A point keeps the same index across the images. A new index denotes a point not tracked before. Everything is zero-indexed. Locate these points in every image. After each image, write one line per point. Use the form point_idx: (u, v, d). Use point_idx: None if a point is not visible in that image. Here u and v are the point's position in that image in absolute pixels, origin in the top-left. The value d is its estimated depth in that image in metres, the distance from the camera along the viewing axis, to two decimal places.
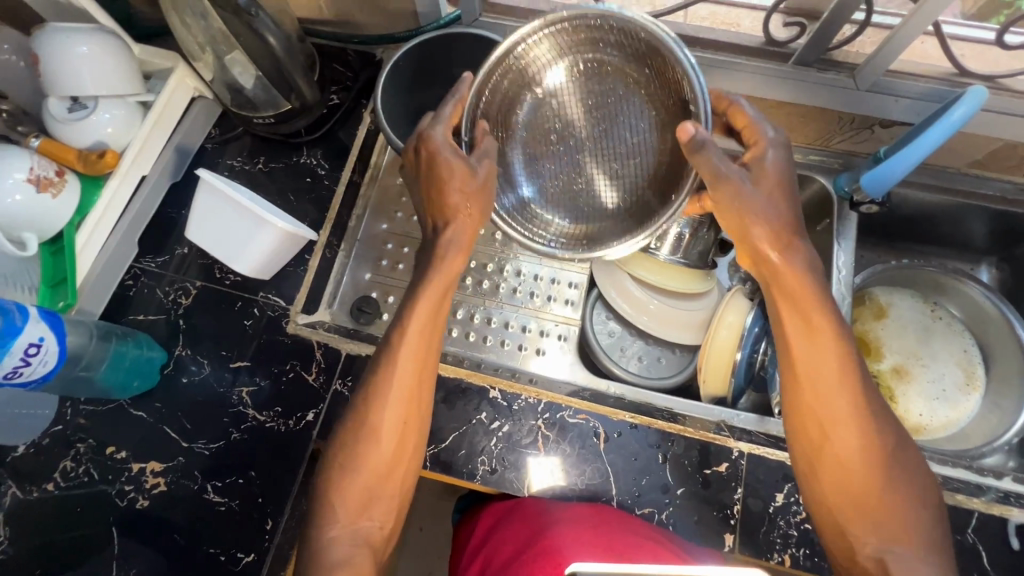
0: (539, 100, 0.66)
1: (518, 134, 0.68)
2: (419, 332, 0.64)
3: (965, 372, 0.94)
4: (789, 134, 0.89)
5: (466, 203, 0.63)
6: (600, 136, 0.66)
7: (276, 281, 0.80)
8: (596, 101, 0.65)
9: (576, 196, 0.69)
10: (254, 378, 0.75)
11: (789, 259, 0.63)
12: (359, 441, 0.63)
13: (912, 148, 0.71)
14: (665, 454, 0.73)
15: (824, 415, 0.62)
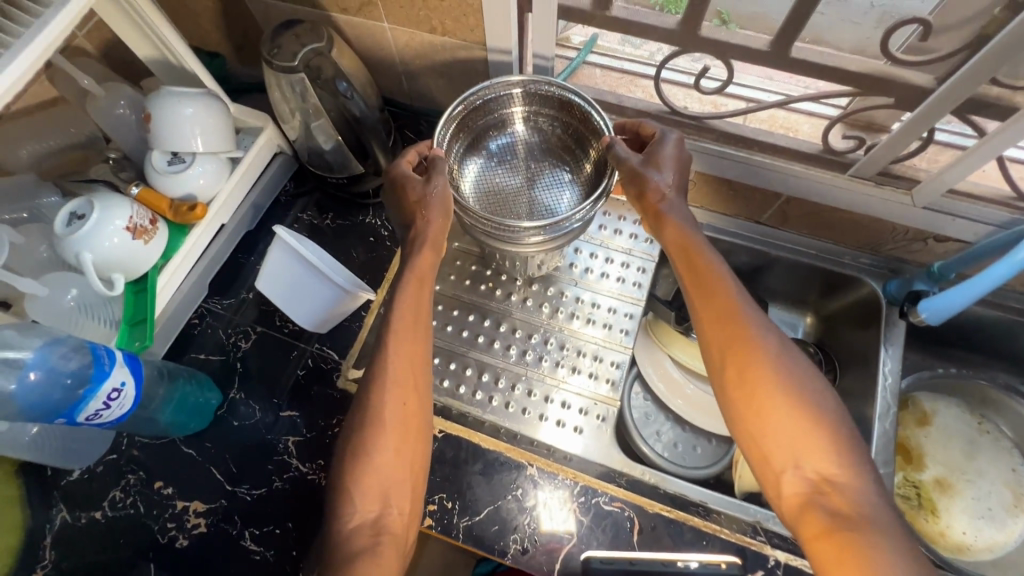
0: (500, 135, 0.76)
1: (475, 157, 0.76)
2: (407, 321, 0.68)
3: (1013, 493, 0.91)
4: (839, 237, 0.90)
5: (427, 213, 0.70)
6: (540, 175, 0.75)
7: (331, 335, 0.83)
8: (542, 148, 0.76)
9: (508, 207, 0.74)
10: (301, 428, 0.77)
11: (681, 217, 0.71)
12: (367, 436, 0.64)
13: (971, 284, 0.72)
14: (699, 554, 0.72)
15: (733, 352, 0.65)
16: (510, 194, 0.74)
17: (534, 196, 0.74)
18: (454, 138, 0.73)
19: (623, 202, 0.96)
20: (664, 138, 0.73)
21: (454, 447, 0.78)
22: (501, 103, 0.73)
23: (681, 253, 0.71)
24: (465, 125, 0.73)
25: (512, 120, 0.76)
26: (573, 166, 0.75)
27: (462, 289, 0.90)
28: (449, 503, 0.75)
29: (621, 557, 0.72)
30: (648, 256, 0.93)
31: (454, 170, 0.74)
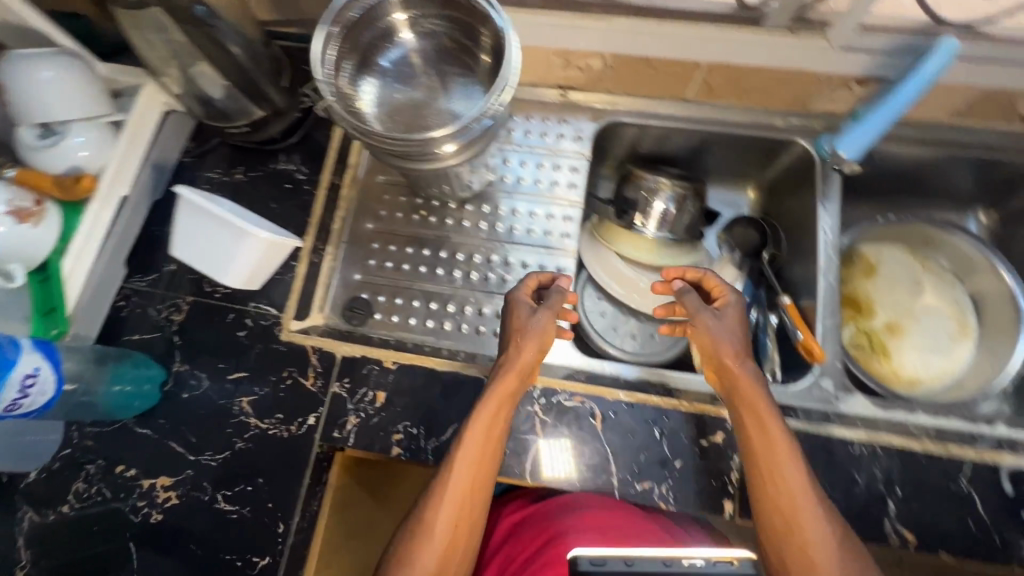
0: (390, 48, 0.70)
1: (370, 75, 0.70)
2: (479, 447, 0.65)
3: (957, 322, 0.96)
4: (766, 99, 0.88)
5: (519, 348, 0.69)
6: (440, 82, 0.71)
7: (266, 290, 0.80)
8: (435, 56, 0.71)
9: (415, 119, 0.69)
10: (253, 388, 0.76)
11: (752, 376, 0.67)
12: (410, 546, 0.62)
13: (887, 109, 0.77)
14: (661, 429, 0.74)
15: (785, 519, 0.62)
16: (415, 111, 0.70)
17: (439, 107, 0.70)
18: (341, 62, 0.67)
19: (546, 105, 0.92)
20: (731, 304, 0.73)
21: (411, 376, 0.75)
22: (382, 10, 0.67)
23: (741, 400, 0.67)
24: (347, 46, 0.68)
25: (401, 33, 0.70)
26: (472, 62, 0.71)
27: (396, 223, 0.89)
28: (414, 430, 0.73)
29: (614, 554, 0.44)
30: (579, 155, 0.90)
31: (348, 92, 0.67)
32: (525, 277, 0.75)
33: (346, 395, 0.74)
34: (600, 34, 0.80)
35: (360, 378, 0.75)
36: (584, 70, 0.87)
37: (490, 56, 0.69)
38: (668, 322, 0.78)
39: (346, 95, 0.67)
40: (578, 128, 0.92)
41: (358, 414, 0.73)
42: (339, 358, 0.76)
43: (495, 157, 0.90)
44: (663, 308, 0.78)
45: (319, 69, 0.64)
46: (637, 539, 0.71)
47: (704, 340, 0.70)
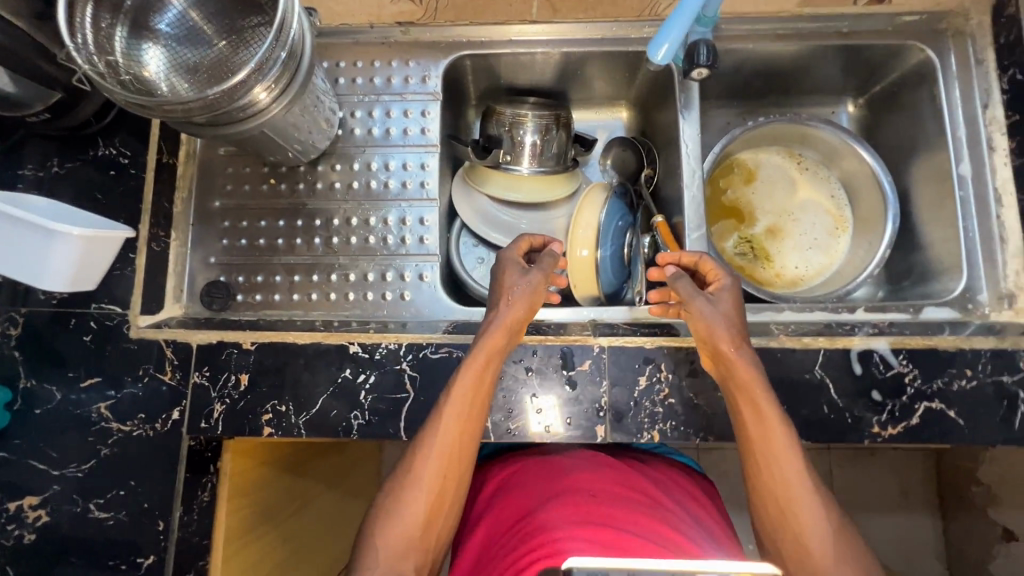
0: (162, 10, 0.62)
1: (148, 43, 0.61)
2: (467, 400, 0.63)
3: (833, 217, 0.98)
4: (613, 11, 0.84)
5: (513, 305, 0.66)
6: (228, 28, 0.63)
7: (106, 288, 0.74)
8: (214, 4, 0.63)
9: (215, 74, 0.63)
10: (108, 392, 0.72)
11: (747, 361, 0.63)
12: (401, 490, 0.61)
13: (679, 11, 0.67)
14: (530, 366, 0.71)
15: (781, 497, 0.59)
16: (216, 70, 0.63)
17: (242, 58, 0.63)
18: (102, 37, 0.59)
19: (388, 48, 0.86)
20: (726, 288, 0.68)
21: (271, 353, 0.72)
22: None
23: (736, 386, 0.63)
24: (102, 17, 0.59)
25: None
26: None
27: (245, 197, 0.83)
28: (282, 407, 0.71)
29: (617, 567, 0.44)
30: (430, 96, 0.85)
31: (129, 69, 0.60)
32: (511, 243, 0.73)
33: (207, 383, 0.71)
34: None
35: (220, 364, 0.72)
36: (414, 0, 0.83)
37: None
38: (660, 305, 0.73)
39: (127, 72, 0.59)
40: (426, 68, 0.85)
41: (223, 401, 0.71)
42: (194, 348, 0.72)
43: (341, 111, 0.84)
44: (659, 292, 0.74)
45: (76, 49, 0.56)
46: (633, 523, 0.57)
47: (699, 326, 0.65)
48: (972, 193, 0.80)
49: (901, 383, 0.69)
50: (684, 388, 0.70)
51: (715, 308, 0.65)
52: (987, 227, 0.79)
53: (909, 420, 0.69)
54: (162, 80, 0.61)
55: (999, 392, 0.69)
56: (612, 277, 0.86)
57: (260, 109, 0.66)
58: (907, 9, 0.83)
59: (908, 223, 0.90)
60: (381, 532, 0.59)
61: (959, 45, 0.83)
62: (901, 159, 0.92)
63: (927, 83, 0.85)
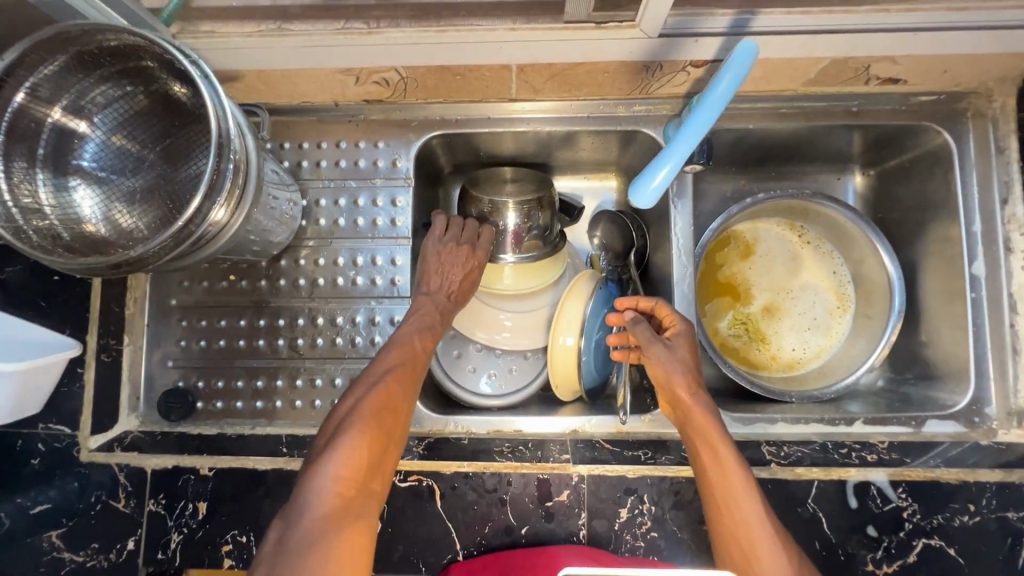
0: (83, 146, 0.55)
1: (78, 186, 0.54)
2: (433, 338, 0.70)
3: (835, 294, 0.92)
4: (598, 92, 0.74)
5: (470, 266, 0.75)
6: (162, 147, 0.57)
7: (53, 407, 0.70)
8: (136, 123, 0.56)
9: (164, 200, 0.56)
10: (60, 519, 0.68)
11: (707, 408, 0.63)
12: (349, 424, 0.56)
13: (683, 133, 0.58)
14: (505, 496, 0.67)
15: (745, 546, 0.56)
16: (164, 194, 0.57)
17: (187, 174, 0.57)
18: (23, 194, 0.51)
19: (356, 127, 0.79)
20: (683, 333, 0.68)
21: (231, 480, 0.68)
22: (35, 114, 0.52)
23: (695, 432, 0.62)
24: (13, 171, 0.51)
25: (69, 124, 0.54)
26: (179, 107, 0.56)
27: (204, 293, 0.78)
28: (242, 539, 0.67)
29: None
30: (402, 182, 0.79)
31: (64, 219, 0.53)
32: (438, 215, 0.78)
33: (163, 512, 0.68)
34: (378, 49, 0.65)
35: (176, 492, 0.68)
36: (382, 84, 0.72)
37: (183, 85, 0.55)
38: (622, 351, 0.74)
39: (64, 226, 0.53)
40: (396, 151, 0.79)
41: (181, 531, 0.67)
42: (149, 474, 0.68)
43: (305, 199, 0.78)
44: (618, 335, 0.74)
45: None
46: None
47: (657, 372, 0.66)
48: (984, 294, 0.75)
49: (898, 517, 0.65)
50: (667, 521, 0.66)
51: (672, 350, 0.66)
52: (998, 334, 0.74)
53: (906, 558, 0.65)
54: (106, 223, 0.54)
55: (1002, 528, 0.65)
56: (594, 369, 0.79)
57: (221, 227, 0.58)
58: (923, 89, 0.76)
59: (913, 313, 0.84)
60: (358, 429, 0.55)
61: (978, 129, 0.76)
62: (907, 241, 0.86)
63: (941, 168, 0.78)
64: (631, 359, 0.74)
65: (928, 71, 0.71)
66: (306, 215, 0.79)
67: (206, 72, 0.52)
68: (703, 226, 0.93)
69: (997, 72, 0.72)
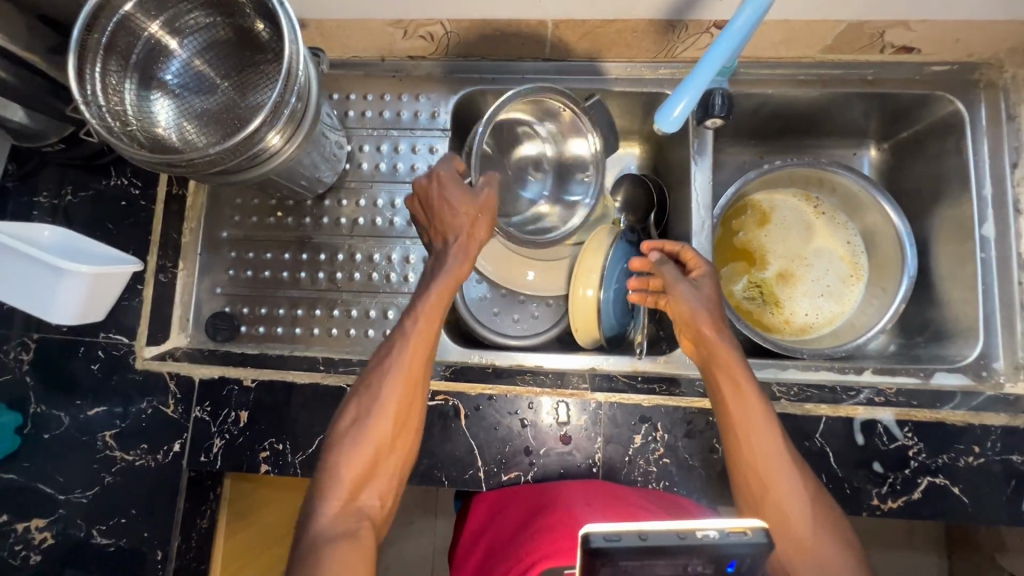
0: (168, 64, 0.62)
1: (159, 98, 0.61)
2: (429, 325, 0.65)
3: (848, 264, 0.95)
4: (626, 52, 0.80)
5: (470, 228, 0.70)
6: (235, 75, 0.63)
7: (113, 318, 0.76)
8: (215, 49, 0.63)
9: (229, 122, 0.63)
10: (114, 421, 0.74)
11: (726, 345, 0.67)
12: (346, 436, 0.61)
13: (700, 66, 0.63)
14: (525, 419, 0.71)
15: (760, 471, 0.62)
16: (231, 115, 0.63)
17: (253, 101, 0.63)
18: (113, 97, 0.58)
19: (400, 81, 0.85)
20: (707, 276, 0.73)
21: (271, 391, 0.73)
22: (133, 27, 0.59)
23: (718, 367, 0.66)
24: (108, 77, 0.58)
25: (160, 42, 0.61)
26: (254, 42, 0.63)
27: (252, 228, 0.84)
28: (280, 446, 0.71)
29: (628, 529, 0.48)
30: (439, 133, 0.85)
31: (143, 126, 0.60)
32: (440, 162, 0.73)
33: (208, 418, 0.73)
34: (427, 0, 0.71)
35: (221, 400, 0.73)
36: (426, 38, 0.78)
37: (263, 21, 0.61)
38: (640, 294, 0.76)
39: (141, 130, 0.59)
40: (435, 104, 0.85)
41: (223, 436, 0.72)
42: (197, 382, 0.74)
43: (350, 145, 0.84)
44: (637, 280, 0.77)
45: (93, 118, 0.55)
46: (650, 509, 0.64)
47: (682, 309, 0.69)
48: (994, 255, 0.78)
49: (904, 455, 0.68)
50: (679, 449, 0.70)
51: (694, 295, 0.70)
52: (1007, 292, 0.76)
53: (911, 495, 0.67)
54: (178, 133, 0.61)
55: (1007, 470, 0.67)
56: (614, 319, 0.83)
57: (275, 151, 0.65)
58: (936, 59, 0.80)
59: (925, 277, 0.87)
60: (349, 447, 0.60)
61: (990, 98, 0.79)
62: (921, 209, 0.89)
63: (953, 136, 0.82)
64: (648, 303, 0.76)
65: (941, 39, 0.75)
66: (349, 161, 0.85)
67: (282, 3, 0.58)
68: (722, 193, 0.97)
69: (1008, 41, 0.76)
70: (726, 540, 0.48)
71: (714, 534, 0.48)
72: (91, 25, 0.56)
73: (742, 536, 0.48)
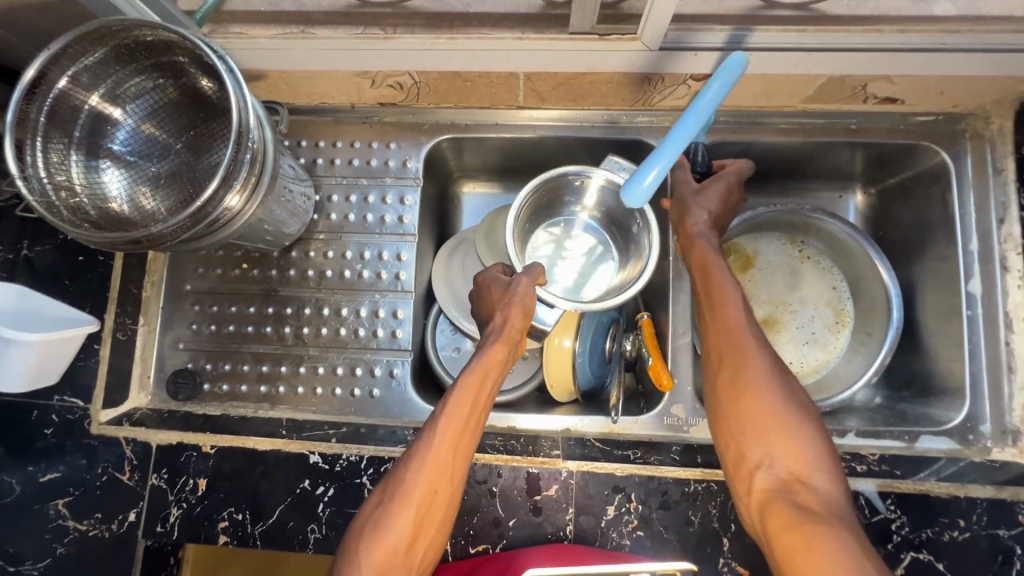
0: (116, 131, 0.59)
1: (108, 167, 0.59)
2: (466, 407, 0.62)
3: (834, 310, 0.92)
4: (601, 102, 0.77)
5: (512, 314, 0.67)
6: (188, 136, 0.61)
7: (69, 380, 0.73)
8: (165, 111, 0.60)
9: (184, 186, 0.60)
10: (67, 488, 0.71)
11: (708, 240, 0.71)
12: (377, 514, 0.60)
13: (673, 136, 0.60)
14: (494, 488, 0.69)
15: (724, 346, 0.64)
16: (185, 179, 0.60)
17: (208, 163, 0.61)
18: (56, 171, 0.55)
19: (371, 128, 0.83)
20: (724, 181, 0.74)
21: (231, 459, 0.70)
22: (74, 97, 0.56)
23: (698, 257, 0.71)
24: (50, 149, 0.55)
25: (104, 109, 0.58)
26: (205, 100, 0.60)
27: (217, 280, 0.82)
28: (239, 516, 0.69)
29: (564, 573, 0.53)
30: (411, 181, 0.82)
31: (92, 197, 0.57)
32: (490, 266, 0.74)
33: (165, 486, 0.70)
34: (393, 54, 0.68)
35: (179, 467, 0.70)
36: (395, 87, 0.76)
37: (212, 81, 0.59)
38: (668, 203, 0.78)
39: (90, 203, 0.57)
40: (407, 152, 0.82)
41: (180, 505, 0.70)
42: (154, 448, 0.71)
43: (319, 194, 0.82)
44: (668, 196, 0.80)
45: (34, 197, 0.53)
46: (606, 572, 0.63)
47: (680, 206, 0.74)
48: (981, 313, 0.75)
49: (887, 529, 0.66)
50: (654, 521, 0.67)
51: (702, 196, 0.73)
52: (994, 352, 0.74)
53: (894, 571, 0.65)
54: (129, 203, 0.58)
55: (992, 545, 0.65)
56: (590, 372, 0.81)
57: (234, 214, 0.62)
58: (922, 110, 0.78)
59: (911, 329, 0.85)
60: (378, 531, 0.58)
61: (977, 149, 0.77)
62: (907, 258, 0.86)
63: (939, 187, 0.80)
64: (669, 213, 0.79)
65: (925, 91, 0.73)
66: (318, 210, 0.82)
67: (231, 67, 0.55)
68: None
69: (994, 94, 0.74)
70: None
71: None
72: (26, 99, 0.53)
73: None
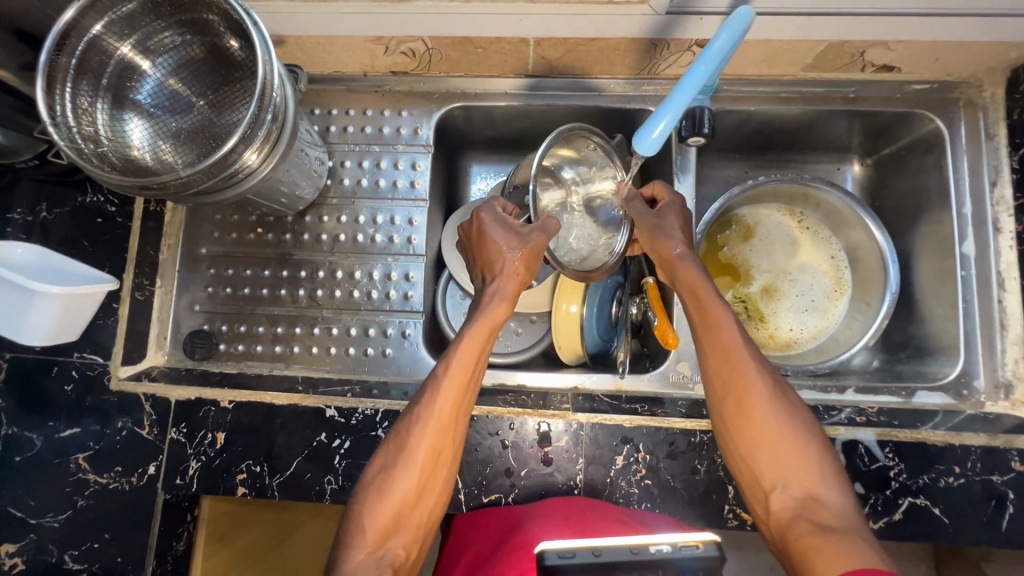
0: (141, 83, 0.61)
1: (133, 118, 0.61)
2: (469, 366, 0.61)
3: (832, 279, 0.95)
4: (609, 69, 0.79)
5: (518, 268, 0.65)
6: (210, 93, 0.63)
7: (88, 337, 0.74)
8: (190, 67, 0.62)
9: (204, 141, 0.62)
10: (87, 443, 0.72)
11: (691, 263, 0.68)
12: (381, 474, 0.58)
13: (679, 88, 0.62)
14: (506, 440, 0.71)
15: (725, 373, 0.62)
16: (206, 135, 0.62)
17: (230, 120, 0.62)
18: (85, 118, 0.57)
19: (383, 96, 0.85)
20: (674, 207, 0.73)
21: (249, 413, 0.72)
22: (105, 48, 0.58)
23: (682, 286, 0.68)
24: (79, 98, 0.57)
25: (133, 62, 0.60)
26: (229, 58, 0.62)
27: (232, 245, 0.84)
28: (257, 468, 0.70)
29: (583, 545, 0.48)
30: (422, 148, 0.84)
31: (116, 146, 0.59)
32: (492, 205, 0.69)
33: (184, 440, 0.72)
34: (408, 19, 0.70)
35: (197, 421, 0.72)
36: (408, 55, 0.78)
37: (238, 39, 0.61)
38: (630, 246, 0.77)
39: (113, 152, 0.59)
40: (418, 119, 0.84)
41: (199, 458, 0.71)
42: (173, 404, 0.72)
43: (332, 160, 0.84)
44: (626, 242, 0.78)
45: (64, 142, 0.54)
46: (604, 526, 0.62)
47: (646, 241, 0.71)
48: (974, 273, 0.78)
49: (885, 476, 0.68)
50: (661, 470, 0.69)
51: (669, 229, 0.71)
52: (987, 311, 0.77)
53: (892, 515, 0.68)
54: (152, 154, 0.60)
55: (986, 490, 0.67)
56: (597, 335, 0.83)
57: (252, 170, 0.64)
58: (917, 78, 0.81)
59: (907, 294, 0.87)
60: (385, 494, 0.57)
61: (970, 117, 0.80)
62: (903, 226, 0.89)
63: (934, 154, 0.82)
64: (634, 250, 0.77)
65: (921, 58, 0.76)
66: (331, 176, 0.84)
67: (255, 20, 0.56)
68: (707, 209, 0.97)
69: (987, 62, 0.77)
70: (680, 553, 0.47)
71: (666, 547, 0.48)
72: (58, 47, 0.55)
73: (694, 549, 0.48)
